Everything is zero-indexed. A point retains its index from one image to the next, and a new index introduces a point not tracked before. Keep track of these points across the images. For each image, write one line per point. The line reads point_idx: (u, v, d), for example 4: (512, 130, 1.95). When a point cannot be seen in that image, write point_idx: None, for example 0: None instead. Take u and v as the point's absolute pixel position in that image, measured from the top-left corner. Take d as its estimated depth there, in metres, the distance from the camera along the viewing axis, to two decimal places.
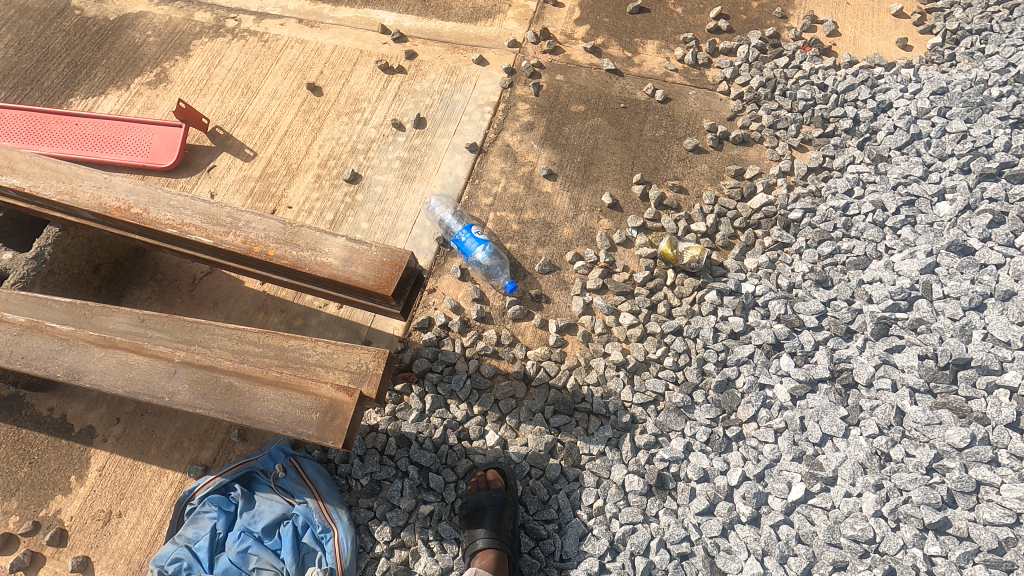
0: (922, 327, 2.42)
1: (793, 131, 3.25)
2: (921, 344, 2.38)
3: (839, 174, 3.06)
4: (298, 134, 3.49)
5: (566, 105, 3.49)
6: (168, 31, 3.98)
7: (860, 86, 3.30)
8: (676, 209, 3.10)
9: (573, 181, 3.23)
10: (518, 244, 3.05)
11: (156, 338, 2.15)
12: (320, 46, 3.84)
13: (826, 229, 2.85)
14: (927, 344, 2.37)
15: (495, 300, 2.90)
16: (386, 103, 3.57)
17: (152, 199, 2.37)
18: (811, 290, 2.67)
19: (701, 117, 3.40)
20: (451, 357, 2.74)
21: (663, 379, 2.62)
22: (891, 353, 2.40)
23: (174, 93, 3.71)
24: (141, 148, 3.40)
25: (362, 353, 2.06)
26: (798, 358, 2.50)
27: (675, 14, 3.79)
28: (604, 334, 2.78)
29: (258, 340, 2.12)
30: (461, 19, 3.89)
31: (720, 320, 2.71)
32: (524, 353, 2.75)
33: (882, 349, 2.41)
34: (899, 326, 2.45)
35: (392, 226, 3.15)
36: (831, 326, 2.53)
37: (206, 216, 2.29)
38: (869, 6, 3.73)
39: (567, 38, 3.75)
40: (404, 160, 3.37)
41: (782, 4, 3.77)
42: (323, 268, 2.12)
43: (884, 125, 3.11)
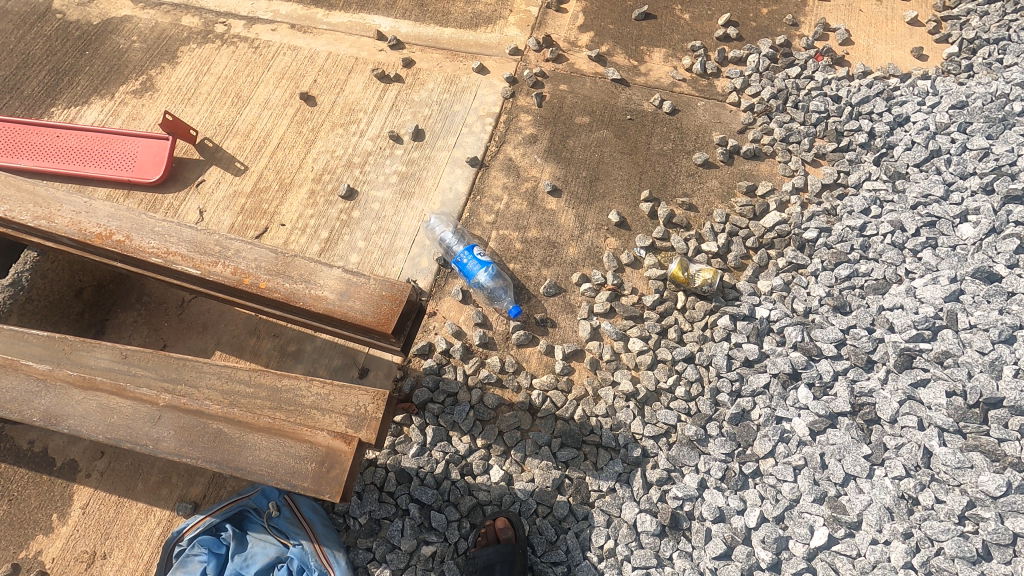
0: (949, 359, 2.32)
1: (806, 145, 3.13)
2: (948, 380, 2.28)
3: (855, 191, 2.95)
4: (291, 146, 3.35)
5: (570, 116, 3.36)
6: (155, 36, 3.82)
7: (876, 98, 3.19)
8: (686, 228, 2.98)
9: (578, 197, 3.10)
10: (522, 265, 2.93)
11: (140, 377, 2.02)
12: (313, 53, 3.69)
13: (843, 250, 2.74)
14: (953, 378, 2.28)
15: (498, 324, 2.78)
16: (383, 114, 3.43)
17: (135, 224, 2.23)
18: (828, 317, 2.57)
19: (710, 130, 3.28)
20: (453, 386, 2.62)
21: (675, 410, 2.50)
22: (916, 388, 2.30)
23: (161, 103, 3.55)
24: (126, 162, 3.24)
25: (360, 394, 1.93)
26: (816, 390, 2.40)
27: (682, 21, 3.65)
28: (612, 361, 2.66)
29: (250, 379, 1.99)
30: (460, 25, 3.74)
31: (733, 347, 2.60)
32: (529, 382, 2.63)
33: (907, 383, 2.31)
34: (924, 358, 2.35)
35: (390, 245, 3.02)
36: (851, 355, 2.43)
37: (193, 244, 2.16)
38: (883, 13, 3.60)
39: (570, 46, 3.61)
40: (402, 174, 3.23)
41: (793, 11, 3.64)
42: (318, 302, 1.99)
43: (901, 141, 3.01)
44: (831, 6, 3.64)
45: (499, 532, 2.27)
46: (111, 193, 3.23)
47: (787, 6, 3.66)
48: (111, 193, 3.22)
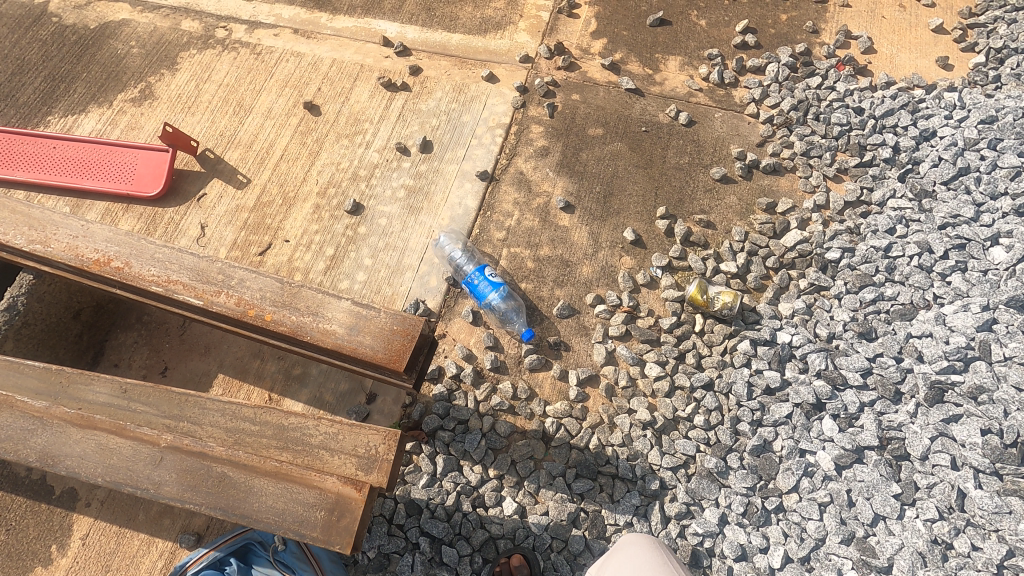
0: (984, 395, 2.24)
1: (828, 159, 3.03)
2: (983, 417, 2.20)
3: (878, 210, 2.85)
4: (295, 158, 3.25)
5: (583, 127, 3.25)
6: (153, 41, 3.70)
7: (900, 111, 3.08)
8: (703, 246, 2.88)
9: (592, 213, 3.00)
10: (534, 285, 2.84)
11: (140, 414, 1.92)
12: (317, 60, 3.57)
13: (867, 272, 2.66)
14: (988, 415, 2.20)
15: (510, 348, 2.69)
16: (389, 124, 3.32)
17: (135, 250, 2.14)
18: (853, 343, 2.48)
19: (728, 142, 3.17)
20: (464, 413, 2.53)
21: (693, 440, 2.42)
22: (948, 424, 2.22)
23: (160, 112, 3.45)
24: (125, 175, 3.14)
25: (370, 434, 1.84)
26: (841, 422, 2.32)
27: (699, 28, 3.53)
28: (628, 387, 2.57)
29: (255, 417, 1.90)
30: (469, 31, 3.62)
31: (754, 373, 2.51)
32: (542, 409, 2.55)
33: (939, 419, 2.23)
34: (957, 393, 2.26)
35: (397, 263, 2.93)
36: (878, 386, 2.35)
37: (195, 273, 2.06)
38: (907, 20, 3.48)
39: (583, 53, 3.49)
40: (410, 188, 3.13)
41: (813, 18, 3.52)
42: (326, 336, 1.90)
43: (928, 157, 2.91)
44: (853, 12, 3.52)
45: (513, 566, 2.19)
46: (110, 206, 3.13)
47: (807, 13, 3.54)
48: (109, 207, 3.12)
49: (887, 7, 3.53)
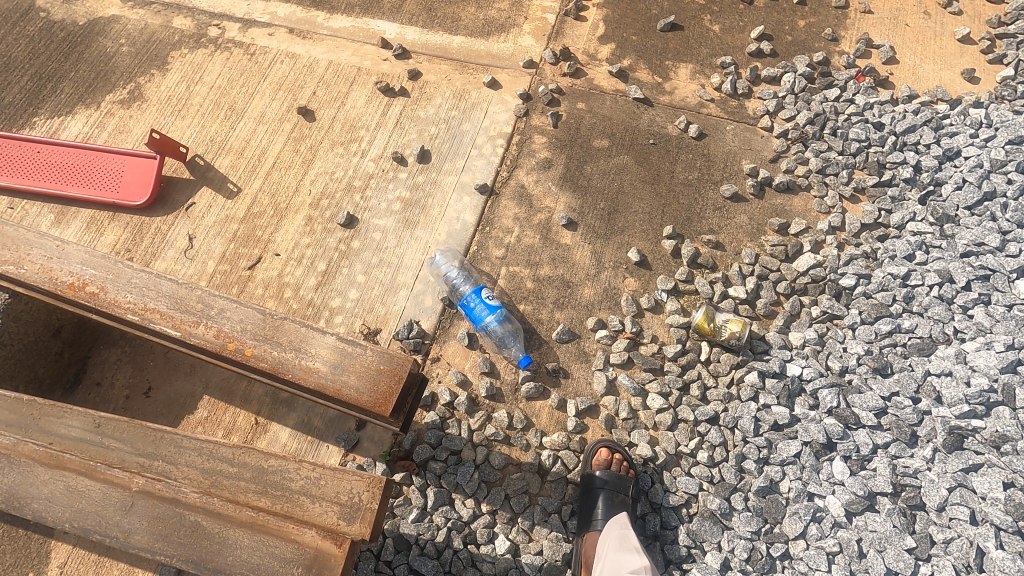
0: (1007, 444, 2.12)
1: (845, 178, 2.88)
2: (1005, 469, 2.09)
3: (897, 233, 2.71)
4: (287, 166, 3.12)
5: (588, 138, 3.11)
6: (144, 40, 3.56)
7: (923, 127, 2.93)
8: (711, 269, 2.75)
9: (595, 231, 2.87)
10: (533, 306, 2.72)
11: (113, 451, 1.84)
12: (312, 62, 3.43)
13: (884, 302, 2.52)
14: (1011, 467, 2.09)
15: (506, 374, 2.58)
16: (386, 132, 3.19)
17: (111, 274, 2.03)
18: (867, 380, 2.36)
19: (740, 157, 3.02)
20: (457, 443, 2.44)
21: (696, 478, 2.31)
22: (968, 475, 2.11)
23: (149, 115, 3.32)
24: (111, 182, 3.03)
25: (353, 481, 1.74)
26: (853, 465, 2.22)
27: (712, 33, 3.37)
28: (629, 419, 2.46)
29: (233, 458, 1.81)
30: (471, 33, 3.47)
31: (761, 408, 2.39)
32: (539, 440, 2.44)
33: (958, 469, 2.12)
34: (978, 441, 2.15)
35: (391, 281, 2.81)
36: (894, 428, 2.23)
37: (173, 300, 1.96)
38: (932, 29, 3.31)
39: (590, 59, 3.34)
40: (406, 201, 3.00)
41: (832, 24, 3.35)
42: (309, 375, 1.79)
43: (951, 178, 2.77)
44: (875, 19, 3.35)
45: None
46: (95, 215, 3.02)
47: (826, 19, 3.37)
48: (95, 215, 3.01)
49: (911, 13, 3.35)
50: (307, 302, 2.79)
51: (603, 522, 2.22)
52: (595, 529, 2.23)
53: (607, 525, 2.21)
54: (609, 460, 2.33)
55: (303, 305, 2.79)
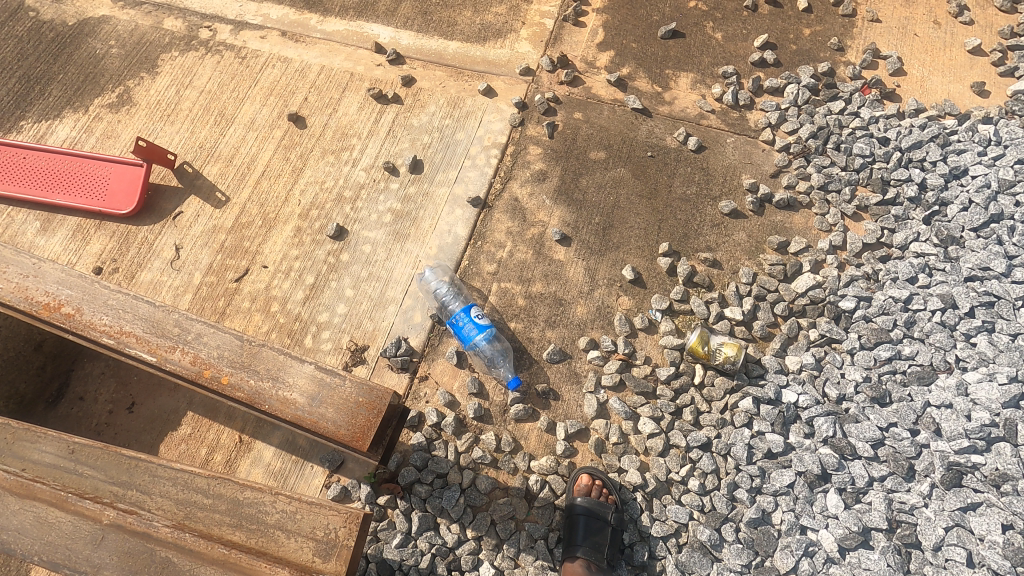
0: (1007, 484, 2.07)
1: (847, 195, 2.80)
2: (1004, 510, 2.04)
3: (900, 254, 2.64)
4: (277, 175, 3.06)
5: (585, 150, 3.03)
6: (134, 41, 3.49)
7: (929, 143, 2.84)
8: (707, 288, 2.69)
9: (589, 247, 2.80)
10: (524, 325, 2.66)
11: (87, 479, 1.81)
12: (305, 66, 3.36)
13: (884, 326, 2.46)
14: (1010, 507, 2.04)
15: (495, 395, 2.52)
16: (378, 140, 3.12)
17: (87, 294, 1.98)
18: (864, 409, 2.30)
19: (740, 172, 2.94)
20: (443, 466, 2.40)
21: (686, 507, 2.26)
22: (966, 515, 2.06)
23: (138, 120, 3.26)
24: (97, 190, 2.98)
25: (330, 516, 1.71)
26: (847, 497, 2.17)
27: (714, 41, 3.28)
28: (620, 444, 2.41)
29: (208, 489, 1.77)
30: (467, 38, 3.38)
31: (755, 435, 2.33)
32: (526, 464, 2.40)
33: (956, 507, 2.07)
34: (977, 478, 2.10)
35: (380, 296, 2.75)
36: (891, 461, 2.18)
37: (149, 323, 1.91)
38: (941, 39, 3.20)
39: (588, 66, 3.26)
40: (397, 213, 2.94)
41: (839, 33, 3.25)
42: (286, 406, 1.75)
43: (957, 198, 2.69)
44: (883, 28, 3.25)
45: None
46: (82, 223, 2.97)
47: (832, 27, 3.27)
48: (81, 224, 2.97)
49: (921, 22, 3.25)
50: (294, 316, 2.74)
51: (585, 550, 2.16)
52: (575, 556, 2.17)
53: (588, 553, 2.15)
54: (590, 487, 2.29)
55: (290, 320, 2.73)
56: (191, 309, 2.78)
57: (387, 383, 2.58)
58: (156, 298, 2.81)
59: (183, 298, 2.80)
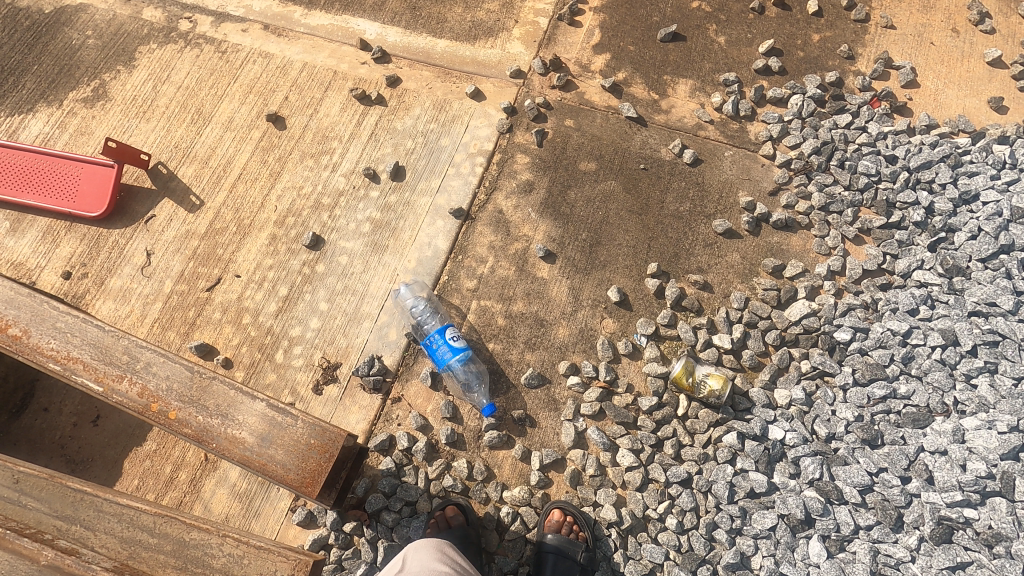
0: (1000, 545, 1.98)
1: (849, 217, 2.65)
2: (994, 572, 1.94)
3: (902, 282, 2.50)
4: (253, 179, 2.94)
5: (574, 160, 2.89)
6: (111, 32, 3.36)
7: (939, 163, 2.68)
8: (696, 312, 2.56)
9: (574, 265, 2.68)
10: (503, 346, 2.55)
11: (29, 511, 1.72)
12: (287, 63, 3.22)
13: (880, 362, 2.33)
14: (1000, 571, 1.94)
15: (469, 420, 2.43)
16: (360, 144, 2.99)
17: (36, 316, 1.89)
18: (854, 450, 2.19)
19: (737, 188, 2.80)
20: (412, 494, 2.33)
21: (663, 546, 2.18)
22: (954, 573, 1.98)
23: (112, 115, 3.14)
24: (67, 191, 2.88)
25: (278, 562, 1.67)
26: (831, 545, 2.08)
27: (716, 46, 3.11)
28: (597, 477, 2.31)
29: (154, 527, 1.72)
30: (456, 36, 3.22)
31: (738, 473, 2.23)
32: (499, 494, 2.31)
33: (944, 565, 1.98)
34: (969, 536, 2.01)
35: (355, 311, 2.65)
36: (879, 510, 2.08)
37: (97, 350, 1.83)
38: (959, 48, 3.01)
39: (582, 70, 3.10)
40: (376, 223, 2.82)
41: (849, 40, 3.07)
42: (233, 445, 1.70)
43: (966, 225, 2.54)
44: (897, 35, 3.06)
45: (450, 518, 2.23)
46: (52, 224, 2.88)
47: (843, 33, 3.09)
48: (51, 225, 2.88)
49: (938, 30, 3.06)
50: (266, 330, 2.64)
51: None
52: None
53: None
54: (560, 523, 2.21)
55: (261, 333, 2.64)
56: (161, 318, 2.69)
57: (358, 404, 2.49)
58: (125, 306, 2.72)
59: (153, 307, 2.71)
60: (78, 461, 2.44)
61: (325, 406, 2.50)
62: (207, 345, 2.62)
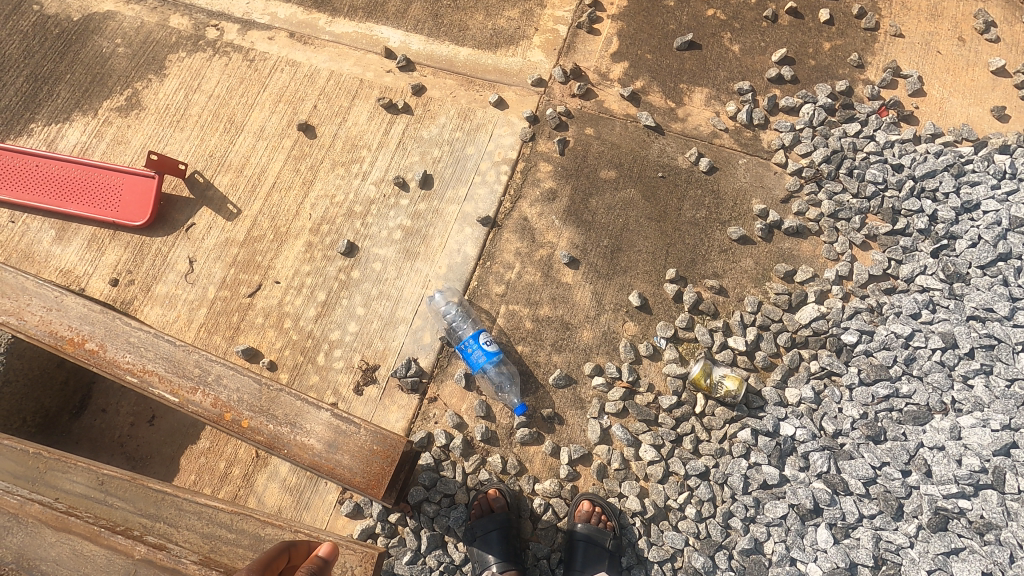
0: (991, 533, 2.18)
1: (857, 224, 2.80)
2: (984, 557, 2.15)
3: (905, 287, 2.67)
4: (287, 187, 3.07)
5: (595, 168, 3.02)
6: (140, 40, 3.43)
7: (943, 173, 2.83)
8: (712, 315, 2.73)
9: (597, 270, 2.83)
10: (531, 348, 2.71)
11: (117, 510, 1.92)
12: (314, 71, 3.31)
13: (884, 363, 2.51)
14: (990, 556, 2.15)
15: (501, 418, 2.61)
16: (388, 153, 3.11)
17: (109, 331, 2.11)
18: (859, 446, 2.39)
19: (750, 196, 2.94)
20: (451, 487, 2.52)
21: (683, 533, 2.38)
22: (949, 558, 2.18)
23: (147, 124, 3.24)
24: (110, 200, 3.00)
25: (347, 555, 1.92)
26: (837, 532, 2.28)
27: (731, 54, 3.21)
28: (621, 470, 2.51)
29: (231, 523, 1.91)
30: (478, 44, 3.32)
31: (752, 467, 2.42)
32: (531, 486, 2.51)
33: (941, 550, 2.18)
34: (963, 525, 2.21)
35: (391, 315, 2.80)
36: (881, 500, 2.28)
37: (171, 363, 2.05)
38: (965, 57, 3.13)
39: (601, 78, 3.20)
40: (407, 230, 2.96)
41: (859, 48, 3.18)
42: (303, 451, 1.95)
43: (967, 233, 2.70)
44: (905, 44, 3.17)
45: (492, 503, 2.45)
46: (96, 232, 3.02)
47: (853, 42, 3.20)
48: (96, 233, 3.01)
49: (944, 39, 3.17)
50: (307, 333, 2.80)
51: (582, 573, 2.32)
52: None
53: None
54: (589, 513, 2.42)
55: (302, 336, 2.80)
56: (206, 323, 2.85)
57: (397, 403, 2.67)
58: (172, 311, 2.87)
59: (198, 312, 2.87)
60: (137, 458, 2.61)
61: (366, 405, 2.67)
62: (253, 349, 2.78)
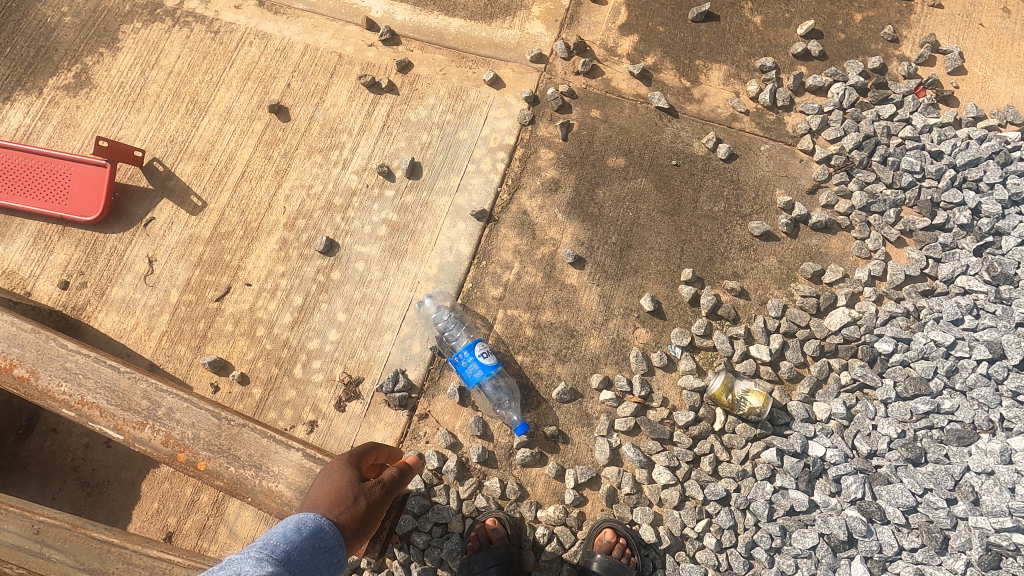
0: None
1: (892, 218, 2.53)
2: None
3: (945, 289, 2.42)
4: (258, 177, 2.74)
5: (602, 156, 2.71)
6: (89, 8, 3.04)
7: (988, 161, 2.56)
8: (732, 321, 2.47)
9: (605, 271, 2.55)
10: (532, 358, 2.44)
11: (55, 564, 1.70)
12: (286, 45, 2.95)
13: (923, 375, 2.28)
14: None
15: (500, 438, 2.35)
16: (371, 137, 2.78)
17: (42, 355, 1.89)
18: (897, 468, 2.17)
19: (773, 186, 2.65)
20: (444, 515, 2.28)
21: (701, 565, 2.16)
22: None
23: (99, 105, 2.89)
24: (57, 193, 2.66)
25: None
26: (873, 566, 2.08)
27: (752, 26, 2.89)
28: (632, 495, 2.27)
29: None
30: (471, 14, 2.97)
31: (777, 491, 2.20)
32: (533, 513, 2.27)
33: None
34: (1019, 564, 2.00)
35: (375, 321, 2.52)
36: (924, 532, 2.08)
37: (113, 395, 1.85)
38: (1009, 31, 2.83)
39: (608, 53, 2.88)
40: (393, 225, 2.65)
41: (894, 20, 2.86)
42: (271, 499, 1.75)
43: (1015, 229, 2.46)
44: (944, 15, 2.86)
45: (491, 534, 2.21)
46: (43, 228, 2.68)
47: (887, 13, 2.88)
48: (42, 229, 2.68)
49: (988, 10, 2.86)
50: (282, 342, 2.51)
51: None
52: None
53: None
54: (612, 544, 2.17)
55: (277, 346, 2.51)
56: (169, 331, 2.55)
57: (384, 421, 2.40)
58: (130, 318, 2.57)
59: (160, 318, 2.57)
60: (92, 485, 2.33)
61: (349, 424, 2.40)
62: (222, 360, 2.49)
